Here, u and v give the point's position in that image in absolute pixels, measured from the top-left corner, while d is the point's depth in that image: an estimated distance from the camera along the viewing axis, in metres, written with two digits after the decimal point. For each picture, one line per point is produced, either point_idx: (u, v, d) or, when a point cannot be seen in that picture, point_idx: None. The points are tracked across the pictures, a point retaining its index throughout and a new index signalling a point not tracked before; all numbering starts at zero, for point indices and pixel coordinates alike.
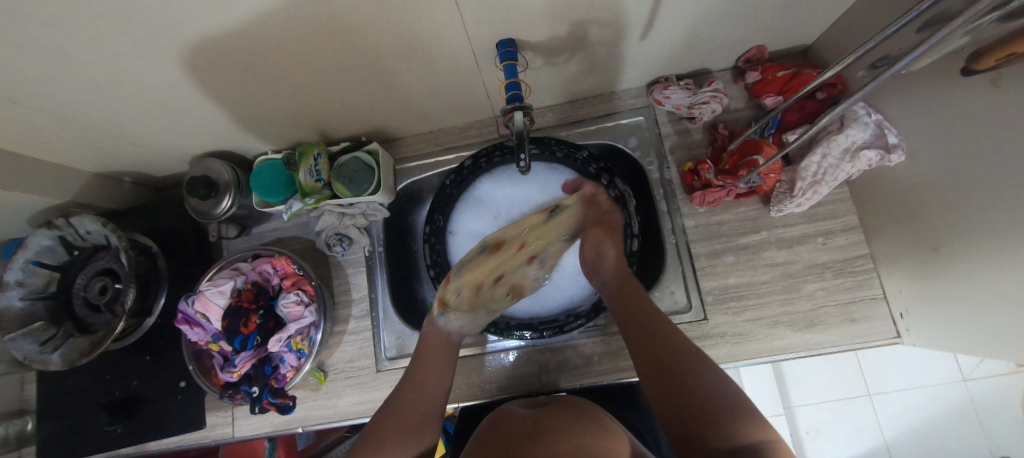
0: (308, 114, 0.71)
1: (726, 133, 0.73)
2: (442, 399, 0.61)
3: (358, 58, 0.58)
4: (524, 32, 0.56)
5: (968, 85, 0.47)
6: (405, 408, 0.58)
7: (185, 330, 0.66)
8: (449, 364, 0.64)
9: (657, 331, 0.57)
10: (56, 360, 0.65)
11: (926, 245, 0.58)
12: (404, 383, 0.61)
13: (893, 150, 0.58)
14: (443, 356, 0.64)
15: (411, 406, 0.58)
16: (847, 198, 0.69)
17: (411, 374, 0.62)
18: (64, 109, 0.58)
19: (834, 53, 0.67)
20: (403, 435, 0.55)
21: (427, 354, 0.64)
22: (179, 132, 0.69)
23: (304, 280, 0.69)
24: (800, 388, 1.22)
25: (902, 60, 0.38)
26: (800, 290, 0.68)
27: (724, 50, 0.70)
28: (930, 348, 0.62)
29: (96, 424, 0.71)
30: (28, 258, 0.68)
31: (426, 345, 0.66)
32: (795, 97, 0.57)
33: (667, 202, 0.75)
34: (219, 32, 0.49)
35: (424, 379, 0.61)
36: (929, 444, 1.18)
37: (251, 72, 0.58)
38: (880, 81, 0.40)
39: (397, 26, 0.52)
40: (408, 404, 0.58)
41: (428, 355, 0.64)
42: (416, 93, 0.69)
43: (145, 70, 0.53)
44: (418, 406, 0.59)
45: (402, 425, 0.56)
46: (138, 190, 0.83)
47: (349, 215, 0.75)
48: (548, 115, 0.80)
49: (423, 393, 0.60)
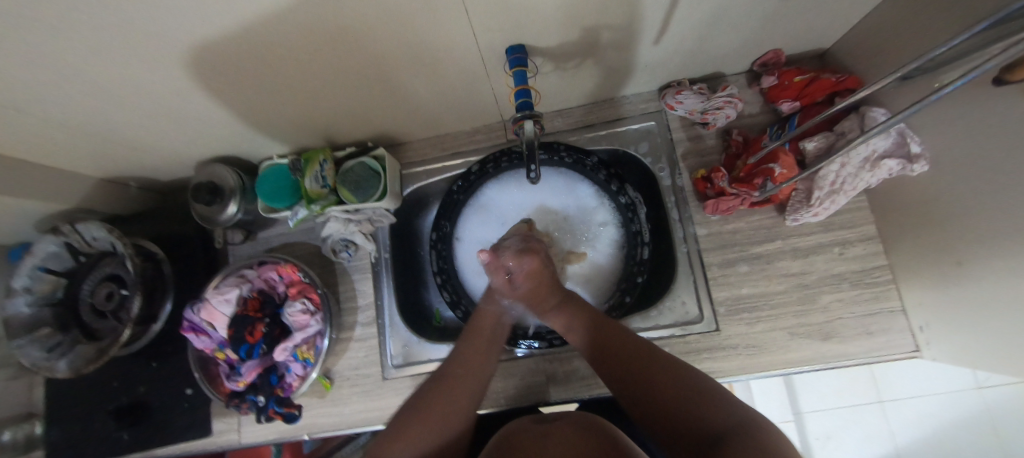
0: (314, 119, 0.70)
1: (740, 140, 0.71)
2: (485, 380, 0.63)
3: (366, 64, 0.57)
4: (533, 37, 0.55)
5: (998, 94, 0.45)
6: (452, 384, 0.59)
7: (191, 338, 0.66)
8: (496, 348, 0.65)
9: (615, 341, 0.58)
10: (63, 367, 0.65)
11: (948, 259, 0.56)
12: (455, 357, 0.63)
13: (916, 159, 0.56)
14: (492, 338, 0.65)
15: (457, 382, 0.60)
16: (865, 207, 0.67)
17: (461, 350, 0.63)
18: (67, 116, 0.57)
19: (855, 56, 0.64)
20: (441, 412, 0.56)
21: (478, 332, 0.66)
22: (184, 138, 0.68)
23: (310, 288, 0.68)
24: (810, 395, 1.21)
25: (953, 82, 0.37)
26: (815, 301, 0.67)
27: (739, 54, 0.68)
28: (950, 364, 0.60)
29: (104, 430, 0.71)
30: (35, 264, 0.68)
31: (479, 321, 0.67)
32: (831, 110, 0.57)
33: (678, 210, 0.73)
34: (221, 39, 0.48)
35: (472, 358, 0.62)
36: (942, 453, 1.16)
37: (256, 77, 0.57)
38: (966, 79, 0.36)
39: (405, 31, 0.51)
40: (455, 380, 0.60)
41: (479, 334, 0.65)
42: (423, 98, 0.68)
43: (148, 77, 0.53)
44: (465, 384, 0.60)
45: (448, 398, 0.58)
46: (144, 194, 0.83)
47: (355, 221, 0.74)
48: (557, 120, 0.79)
49: (472, 371, 0.61)
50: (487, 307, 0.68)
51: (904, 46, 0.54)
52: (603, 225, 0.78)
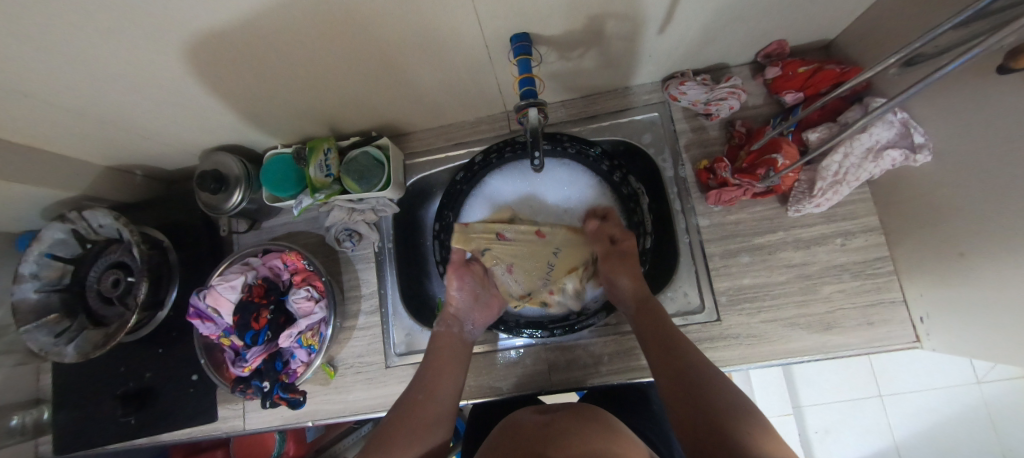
0: (318, 108, 0.70)
1: (743, 131, 0.72)
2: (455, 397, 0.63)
3: (371, 53, 0.57)
4: (538, 25, 0.55)
5: (1001, 83, 0.45)
6: (416, 409, 0.59)
7: (197, 324, 0.67)
8: (459, 365, 0.65)
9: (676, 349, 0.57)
10: (71, 352, 0.66)
11: (951, 249, 0.56)
12: (416, 383, 0.62)
13: (919, 150, 0.56)
14: (454, 356, 0.66)
15: (422, 407, 0.59)
16: (868, 198, 0.68)
17: (423, 374, 0.63)
18: (74, 102, 0.58)
19: (859, 47, 0.64)
20: (413, 424, 0.57)
21: (437, 354, 0.66)
22: (189, 126, 0.68)
23: (314, 276, 0.69)
24: (809, 389, 1.22)
25: (953, 62, 0.38)
26: (817, 292, 0.67)
27: (745, 44, 0.67)
28: (950, 354, 0.61)
29: (110, 416, 0.72)
30: (43, 251, 0.68)
31: (439, 345, 0.67)
32: (832, 95, 0.57)
33: (681, 200, 0.73)
34: (226, 26, 0.48)
35: (434, 380, 0.62)
36: (941, 447, 1.17)
37: (261, 66, 0.57)
38: (963, 59, 0.37)
39: (409, 19, 0.51)
40: (418, 405, 0.59)
41: (439, 355, 0.66)
42: (427, 87, 0.68)
43: (153, 64, 0.53)
44: (431, 406, 0.60)
45: (413, 424, 0.57)
46: (149, 183, 0.83)
47: (359, 211, 0.75)
48: (560, 110, 0.79)
49: (434, 395, 0.61)
50: (440, 328, 0.69)
51: (909, 35, 0.54)
52: None
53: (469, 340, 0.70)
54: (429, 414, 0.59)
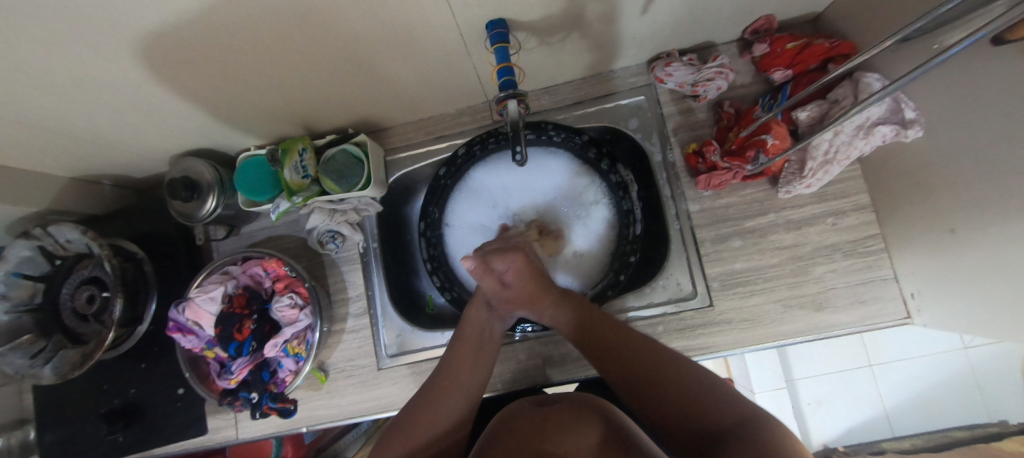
0: (288, 106, 0.67)
1: (732, 112, 0.70)
2: (477, 391, 0.60)
3: (338, 47, 0.54)
4: (515, 11, 0.52)
5: (994, 57, 0.43)
6: (438, 402, 0.57)
7: (178, 338, 0.65)
8: (483, 358, 0.62)
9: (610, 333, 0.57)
10: (48, 373, 0.64)
11: (941, 226, 0.55)
12: (438, 375, 0.60)
13: (910, 125, 0.54)
14: (479, 348, 0.63)
15: (444, 401, 0.57)
16: (858, 176, 0.67)
17: (448, 365, 0.61)
18: (25, 115, 0.54)
19: (848, 19, 0.62)
20: (428, 417, 0.56)
21: (464, 341, 0.63)
22: (153, 132, 0.65)
23: (297, 282, 0.67)
24: (802, 362, 1.23)
25: (958, 44, 0.35)
26: (808, 273, 0.66)
27: (732, 21, 0.65)
28: (940, 329, 0.61)
29: (96, 433, 0.70)
30: (9, 271, 0.65)
31: (465, 330, 0.64)
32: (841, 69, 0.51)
33: (670, 186, 0.72)
34: (173, 26, 0.44)
35: (455, 376, 0.60)
36: (928, 412, 1.21)
37: (219, 67, 0.53)
38: (968, 41, 0.34)
39: (375, 10, 0.47)
40: (438, 400, 0.57)
41: (464, 346, 0.62)
42: (402, 80, 0.65)
43: (101, 71, 0.49)
44: (453, 397, 0.58)
45: (428, 419, 0.55)
46: (119, 192, 0.80)
47: (340, 211, 0.72)
48: (544, 98, 0.77)
49: (456, 388, 0.59)
50: (473, 312, 0.65)
51: (904, 6, 0.52)
52: (594, 205, 0.76)
53: (499, 329, 0.66)
54: (450, 407, 0.57)
